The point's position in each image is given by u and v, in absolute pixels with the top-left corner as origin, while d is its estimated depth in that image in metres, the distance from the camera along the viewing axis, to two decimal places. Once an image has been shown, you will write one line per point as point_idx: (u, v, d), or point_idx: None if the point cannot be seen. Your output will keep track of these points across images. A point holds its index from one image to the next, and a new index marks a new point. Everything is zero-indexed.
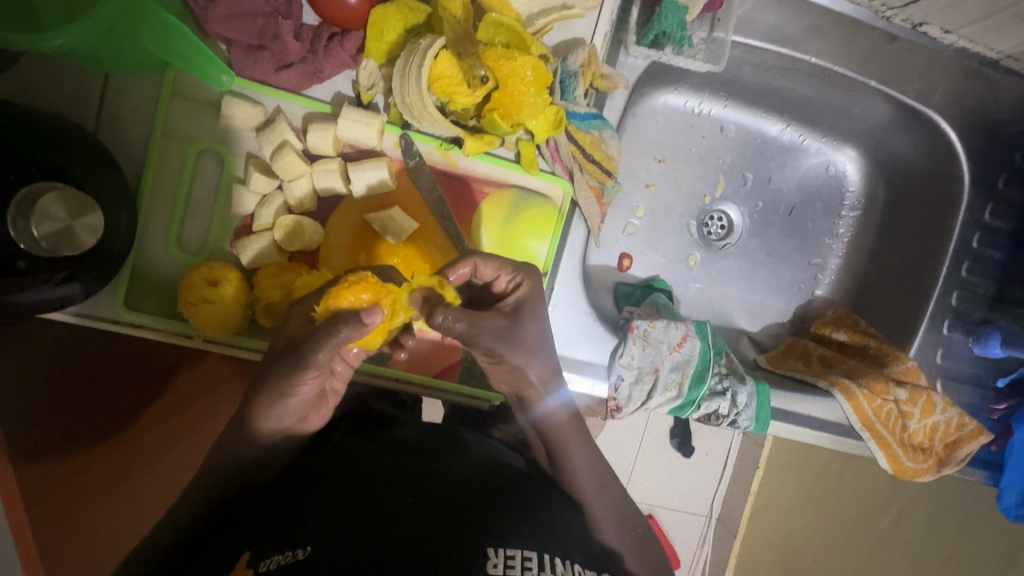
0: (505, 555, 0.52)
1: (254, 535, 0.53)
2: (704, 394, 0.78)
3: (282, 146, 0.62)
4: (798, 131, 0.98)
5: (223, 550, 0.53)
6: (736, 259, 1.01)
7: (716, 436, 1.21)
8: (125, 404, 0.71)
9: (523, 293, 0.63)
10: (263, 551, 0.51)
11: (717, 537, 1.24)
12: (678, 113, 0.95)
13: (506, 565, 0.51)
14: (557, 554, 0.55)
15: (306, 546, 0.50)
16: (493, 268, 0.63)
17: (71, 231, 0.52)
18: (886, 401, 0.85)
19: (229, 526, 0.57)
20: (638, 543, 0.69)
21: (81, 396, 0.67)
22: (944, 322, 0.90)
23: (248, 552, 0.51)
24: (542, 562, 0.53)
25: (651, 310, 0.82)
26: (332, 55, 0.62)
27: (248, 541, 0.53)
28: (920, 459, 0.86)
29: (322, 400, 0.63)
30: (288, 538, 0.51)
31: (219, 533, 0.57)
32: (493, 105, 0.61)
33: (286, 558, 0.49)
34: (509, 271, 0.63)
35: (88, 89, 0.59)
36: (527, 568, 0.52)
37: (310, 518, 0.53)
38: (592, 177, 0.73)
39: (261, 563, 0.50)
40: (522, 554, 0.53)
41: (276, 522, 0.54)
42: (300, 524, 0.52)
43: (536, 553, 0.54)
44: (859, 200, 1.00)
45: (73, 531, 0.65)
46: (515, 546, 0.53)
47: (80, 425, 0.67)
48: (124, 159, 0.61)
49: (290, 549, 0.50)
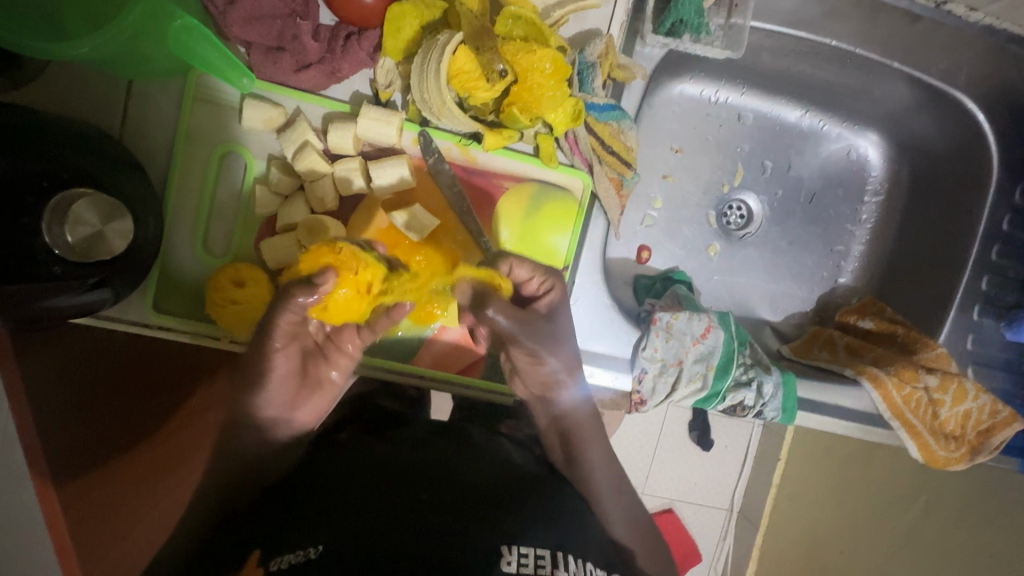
0: (518, 552, 0.52)
1: (265, 537, 0.54)
2: (729, 385, 0.77)
3: (303, 147, 0.62)
4: (818, 117, 0.97)
5: (238, 551, 0.54)
6: (757, 249, 0.99)
7: (736, 429, 1.20)
8: (134, 423, 0.74)
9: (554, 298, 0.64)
10: (274, 549, 0.52)
11: (739, 530, 1.22)
12: (694, 102, 0.94)
13: (519, 564, 0.52)
14: (569, 551, 0.56)
15: (317, 545, 0.50)
16: (527, 270, 0.63)
17: (102, 236, 0.53)
18: (916, 389, 0.83)
19: (244, 523, 0.58)
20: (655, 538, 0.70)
21: (91, 413, 0.71)
22: (974, 307, 0.88)
23: (258, 551, 0.53)
24: (555, 559, 0.54)
25: (673, 302, 0.81)
26: (350, 54, 0.62)
27: (258, 542, 0.54)
28: (952, 448, 0.84)
29: (308, 386, 0.66)
30: (299, 538, 0.52)
31: (234, 531, 0.58)
32: (511, 99, 0.61)
33: (298, 557, 0.50)
34: (540, 278, 0.64)
35: (113, 98, 0.60)
36: (539, 566, 0.52)
37: (324, 516, 0.53)
38: (612, 169, 0.72)
39: (271, 563, 0.50)
40: (536, 552, 0.53)
41: (289, 520, 0.55)
42: (317, 520, 0.53)
43: (550, 551, 0.54)
44: (882, 184, 0.98)
45: (107, 528, 0.75)
46: (528, 544, 0.54)
47: (97, 441, 0.72)
48: (149, 165, 0.62)
49: (301, 550, 0.50)
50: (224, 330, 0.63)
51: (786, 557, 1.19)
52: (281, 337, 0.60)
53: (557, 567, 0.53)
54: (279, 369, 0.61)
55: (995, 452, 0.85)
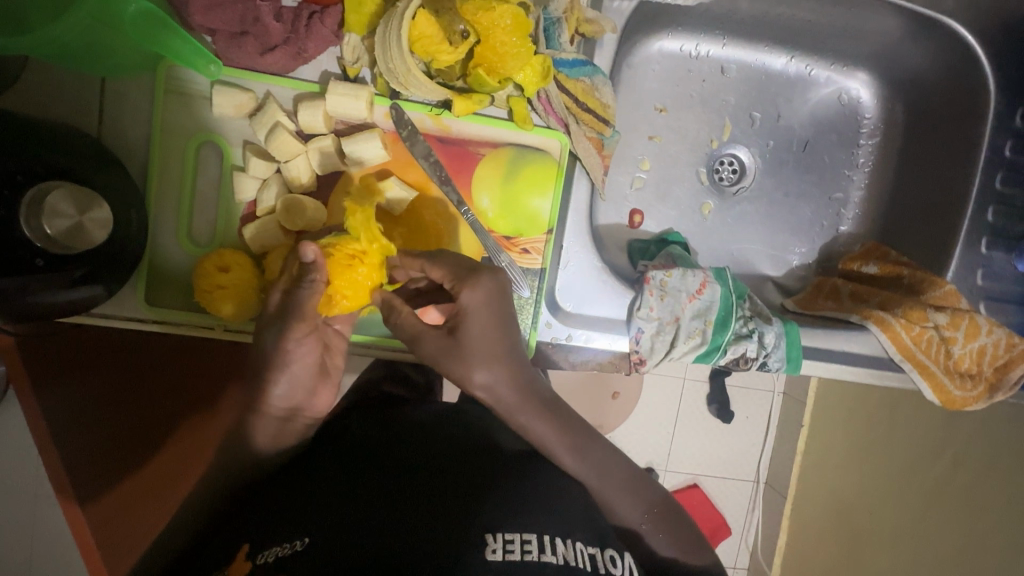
0: (503, 539, 0.53)
1: (254, 528, 0.55)
2: (730, 339, 0.75)
3: (274, 128, 0.63)
4: (803, 61, 0.95)
5: (228, 541, 0.55)
6: (752, 204, 0.97)
7: (757, 399, 1.24)
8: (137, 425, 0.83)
9: (473, 298, 0.60)
10: (261, 542, 0.53)
11: (768, 500, 1.26)
12: (675, 59, 0.93)
13: (505, 550, 0.52)
14: (557, 534, 0.55)
15: (304, 537, 0.52)
16: (439, 273, 0.61)
17: (82, 227, 0.54)
18: (926, 328, 0.80)
19: (242, 512, 0.59)
20: (661, 507, 0.68)
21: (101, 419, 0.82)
22: (982, 240, 0.86)
23: (247, 543, 0.54)
24: (543, 543, 0.54)
25: (666, 261, 0.81)
26: (314, 33, 0.62)
27: (248, 534, 0.55)
28: (969, 387, 0.81)
29: (324, 376, 0.67)
30: (289, 530, 0.53)
31: (234, 517, 0.59)
32: (476, 60, 0.62)
33: (284, 550, 0.51)
34: (451, 278, 0.61)
35: (87, 96, 0.61)
36: (527, 550, 0.53)
37: (307, 511, 0.55)
38: (590, 128, 0.72)
39: (259, 554, 0.52)
40: (522, 537, 0.53)
41: (273, 512, 0.56)
42: (310, 511, 0.55)
43: (537, 535, 0.54)
44: (877, 125, 0.97)
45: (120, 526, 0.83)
46: (513, 531, 0.54)
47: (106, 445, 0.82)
48: (130, 161, 0.63)
49: (289, 541, 0.52)
50: (217, 318, 0.65)
51: (811, 516, 1.19)
52: (297, 329, 0.61)
53: (543, 550, 0.53)
54: (298, 357, 0.63)
55: (1015, 389, 0.81)
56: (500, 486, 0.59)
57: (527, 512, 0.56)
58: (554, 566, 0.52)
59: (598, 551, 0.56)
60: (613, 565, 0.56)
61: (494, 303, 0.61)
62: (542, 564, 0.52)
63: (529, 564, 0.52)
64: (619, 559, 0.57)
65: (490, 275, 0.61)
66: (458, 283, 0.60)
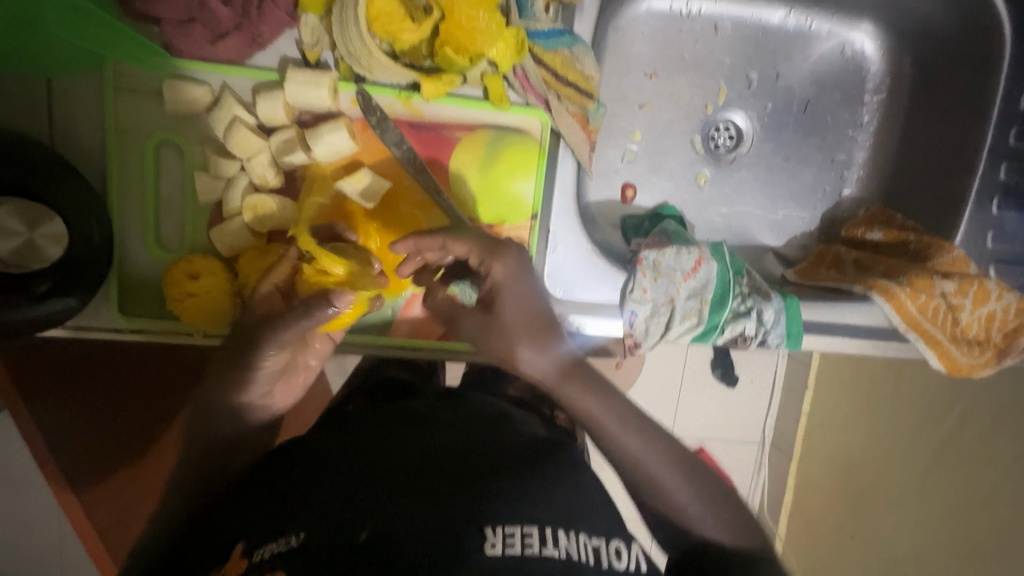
0: (502, 533, 0.50)
1: (249, 526, 0.52)
2: (728, 317, 0.72)
3: (232, 123, 0.59)
4: (803, 14, 0.88)
5: (220, 534, 0.53)
6: (751, 170, 0.92)
7: (760, 363, 1.23)
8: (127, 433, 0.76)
9: (499, 273, 0.60)
10: (255, 540, 0.51)
11: (774, 462, 1.27)
12: (666, 18, 0.87)
13: (506, 544, 0.49)
14: (559, 525, 0.53)
15: (298, 532, 0.50)
16: (463, 249, 0.61)
17: (34, 243, 0.56)
18: (933, 296, 0.76)
19: (233, 500, 0.57)
20: None
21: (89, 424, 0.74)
22: (993, 201, 0.82)
23: (242, 542, 0.51)
24: (544, 535, 0.51)
25: (659, 238, 0.76)
26: (267, 16, 0.58)
27: (242, 532, 0.52)
28: (977, 354, 0.77)
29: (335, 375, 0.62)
30: (284, 526, 0.50)
31: (222, 511, 0.56)
32: (442, 39, 0.58)
33: (279, 546, 0.49)
34: (478, 255, 0.61)
35: (32, 98, 0.57)
36: (527, 544, 0.50)
37: (299, 508, 0.52)
38: (573, 103, 0.67)
39: (255, 551, 0.49)
40: (522, 530, 0.51)
41: (269, 509, 0.53)
42: (305, 507, 0.52)
43: (538, 527, 0.51)
44: (883, 80, 0.91)
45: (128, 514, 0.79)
46: (513, 523, 0.51)
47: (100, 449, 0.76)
48: (85, 166, 0.60)
49: (283, 538, 0.49)
50: (194, 325, 0.63)
51: (819, 477, 1.18)
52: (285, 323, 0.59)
53: (545, 543, 0.50)
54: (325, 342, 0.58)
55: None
56: (499, 479, 0.56)
57: (515, 498, 0.54)
58: (557, 559, 0.50)
59: (602, 542, 0.54)
60: (619, 557, 0.54)
61: (521, 275, 0.61)
62: (544, 557, 0.49)
63: (530, 558, 0.49)
64: (625, 551, 0.54)
65: (513, 248, 0.61)
66: (490, 256, 0.60)
